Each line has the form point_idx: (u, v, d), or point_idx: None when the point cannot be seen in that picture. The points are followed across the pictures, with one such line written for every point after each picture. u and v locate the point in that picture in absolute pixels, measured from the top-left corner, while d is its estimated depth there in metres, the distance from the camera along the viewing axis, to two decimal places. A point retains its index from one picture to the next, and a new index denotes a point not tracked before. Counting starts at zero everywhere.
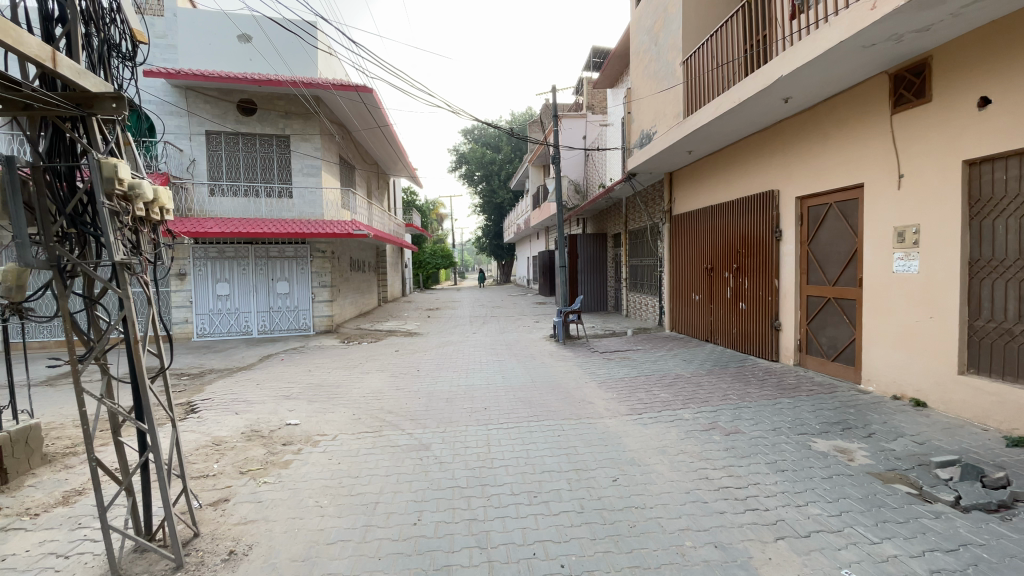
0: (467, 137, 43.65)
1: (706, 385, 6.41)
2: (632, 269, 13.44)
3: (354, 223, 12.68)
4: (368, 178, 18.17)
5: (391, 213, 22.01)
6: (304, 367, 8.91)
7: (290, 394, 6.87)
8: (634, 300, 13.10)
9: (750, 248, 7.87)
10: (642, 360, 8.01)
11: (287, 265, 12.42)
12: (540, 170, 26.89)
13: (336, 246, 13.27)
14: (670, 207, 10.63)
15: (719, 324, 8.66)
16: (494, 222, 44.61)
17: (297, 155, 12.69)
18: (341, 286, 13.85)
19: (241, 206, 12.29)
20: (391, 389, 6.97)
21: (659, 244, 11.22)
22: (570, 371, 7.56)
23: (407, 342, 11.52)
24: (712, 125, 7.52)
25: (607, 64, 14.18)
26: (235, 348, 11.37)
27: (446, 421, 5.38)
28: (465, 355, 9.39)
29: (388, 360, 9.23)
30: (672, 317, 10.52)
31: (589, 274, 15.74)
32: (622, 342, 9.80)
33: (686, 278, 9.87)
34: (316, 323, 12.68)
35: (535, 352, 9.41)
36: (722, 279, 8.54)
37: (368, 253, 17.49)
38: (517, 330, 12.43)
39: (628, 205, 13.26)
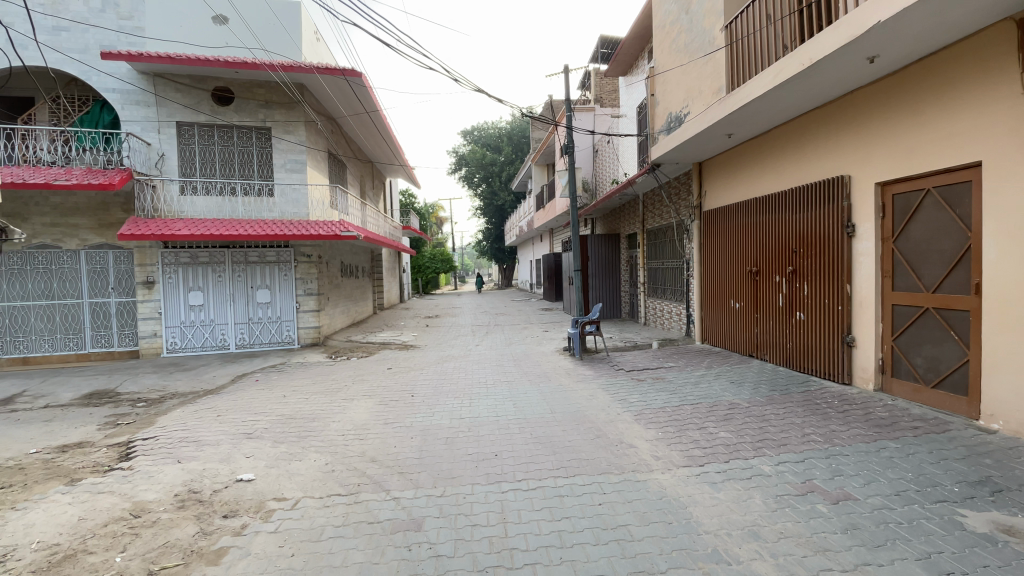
0: (467, 138, 42.37)
1: (775, 420, 5.07)
2: (651, 272, 12.10)
3: (343, 223, 11.18)
4: (361, 177, 16.83)
5: (387, 215, 20.67)
6: (280, 389, 7.57)
7: (254, 430, 5.55)
8: (655, 307, 11.75)
9: (810, 246, 6.55)
10: (683, 382, 6.65)
11: (268, 271, 11.03)
12: (544, 169, 25.52)
13: (323, 250, 11.91)
14: (701, 201, 9.31)
15: (769, 337, 7.34)
16: (495, 225, 43.29)
17: (279, 149, 11.30)
18: (330, 293, 12.50)
19: (215, 206, 10.89)
20: (379, 423, 5.62)
21: (686, 244, 9.91)
22: (598, 397, 6.21)
23: (403, 356, 10.17)
24: (766, 99, 6.22)
25: (621, 48, 12.86)
26: (207, 365, 9.99)
27: (447, 479, 4.03)
28: (471, 372, 8.03)
29: (379, 380, 7.88)
30: (705, 327, 9.21)
31: (602, 279, 14.41)
32: (651, 356, 8.44)
33: (724, 282, 8.54)
34: (301, 335, 11.25)
35: (551, 368, 8.05)
36: (772, 284, 7.22)
37: (362, 256, 16.16)
38: (526, 341, 11.08)
39: (648, 201, 11.92)
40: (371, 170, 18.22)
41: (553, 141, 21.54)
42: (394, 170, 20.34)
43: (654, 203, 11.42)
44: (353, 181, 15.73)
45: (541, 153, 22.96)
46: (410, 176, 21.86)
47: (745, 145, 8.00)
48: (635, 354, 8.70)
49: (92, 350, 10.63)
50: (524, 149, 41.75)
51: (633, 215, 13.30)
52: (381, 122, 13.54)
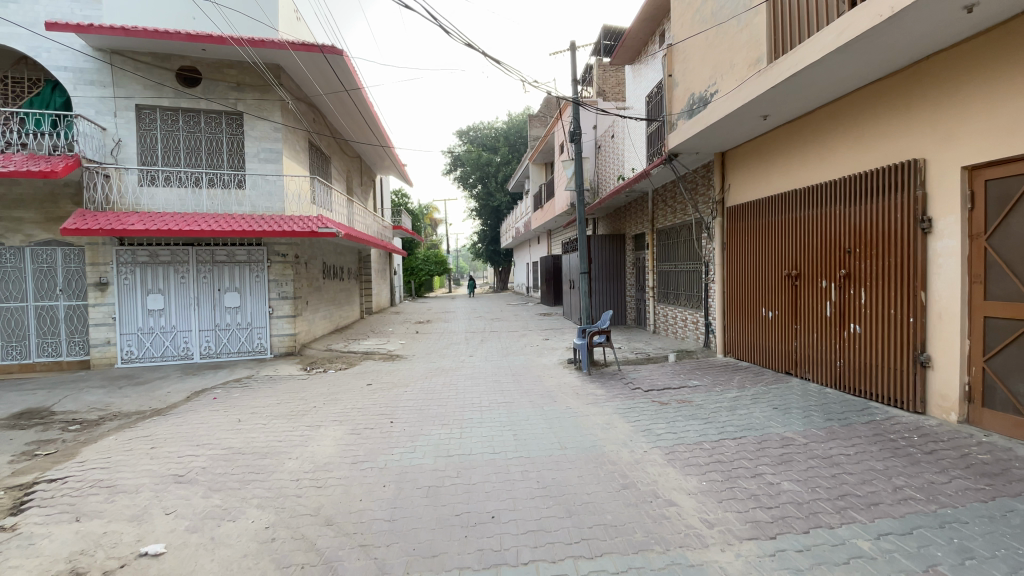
0: (463, 138, 41.32)
1: (849, 464, 3.97)
2: (661, 276, 11.00)
3: (321, 219, 9.74)
4: (346, 172, 15.66)
5: (377, 214, 19.50)
6: (238, 411, 6.42)
7: (189, 473, 4.39)
8: (666, 314, 10.65)
9: (867, 246, 5.47)
10: (717, 408, 5.53)
11: (236, 272, 9.84)
12: (543, 167, 24.41)
13: (301, 250, 10.73)
14: (724, 196, 8.25)
15: (812, 352, 6.27)
16: (490, 226, 42.20)
17: (251, 137, 10.13)
18: (310, 297, 11.33)
19: (177, 198, 9.71)
20: (346, 462, 4.48)
21: (704, 244, 8.84)
22: (618, 427, 5.09)
23: (388, 368, 9.01)
24: (821, 66, 5.15)
25: (630, 31, 11.78)
26: (165, 377, 8.79)
27: (426, 562, 2.89)
28: (464, 389, 6.91)
29: (356, 399, 6.73)
30: (729, 338, 8.13)
31: (606, 282, 13.32)
32: (670, 371, 7.34)
33: (753, 287, 7.47)
34: (274, 344, 10.07)
35: (557, 386, 6.93)
36: (818, 290, 6.15)
37: (347, 257, 14.99)
38: (527, 350, 9.96)
39: (660, 198, 10.85)
40: (359, 165, 17.06)
41: (553, 138, 20.39)
42: (384, 165, 19.16)
43: (667, 199, 10.35)
44: (338, 176, 14.57)
45: (541, 151, 21.84)
46: (402, 173, 20.69)
47: (781, 129, 6.95)
48: (651, 369, 7.58)
49: (37, 360, 9.41)
50: (521, 149, 40.68)
51: (641, 213, 12.20)
52: (366, 108, 12.38)
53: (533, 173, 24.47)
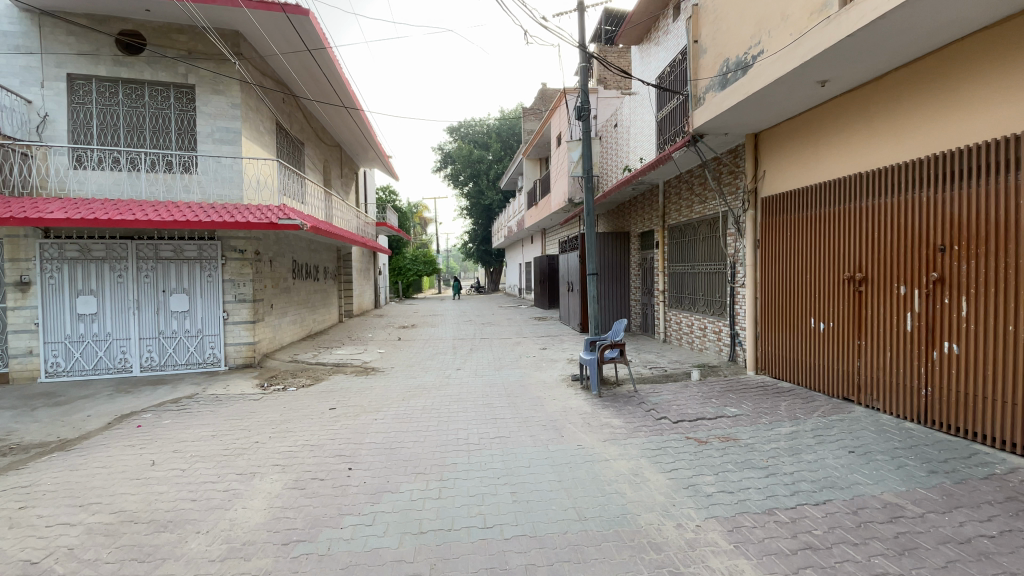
0: (453, 135, 40.02)
1: (1008, 559, 2.70)
2: (673, 279, 9.72)
3: (286, 210, 8.36)
4: (323, 161, 14.23)
5: (360, 209, 18.06)
6: (160, 448, 5.04)
7: (43, 563, 3.01)
8: (678, 322, 9.39)
9: (970, 242, 4.22)
10: (776, 452, 4.24)
11: (184, 271, 8.43)
12: (537, 163, 23.08)
13: (263, 245, 9.32)
14: (757, 185, 6.99)
15: (885, 375, 5.01)
16: (481, 226, 40.84)
17: (203, 113, 8.70)
18: (274, 300, 9.92)
19: (115, 184, 8.27)
20: (273, 542, 3.13)
21: (729, 241, 7.57)
22: (652, 482, 3.79)
23: (359, 383, 7.65)
24: (919, 7, 3.89)
25: (638, 8, 10.49)
26: (92, 395, 7.35)
27: None
28: (448, 416, 5.58)
29: (311, 429, 5.37)
30: (764, 353, 6.87)
31: (608, 285, 12.05)
32: (699, 394, 6.06)
33: (799, 293, 6.21)
34: (229, 354, 8.66)
35: (562, 412, 5.61)
36: (895, 298, 4.89)
37: (324, 255, 13.59)
38: (523, 361, 8.64)
39: (673, 190, 9.58)
40: (339, 156, 15.62)
41: (548, 130, 19.07)
42: (367, 156, 17.71)
43: (684, 190, 9.08)
44: (314, 165, 13.16)
45: (535, 145, 20.53)
46: (388, 166, 19.23)
47: (837, 101, 5.69)
48: (674, 390, 6.29)
49: None
50: (513, 146, 39.35)
51: (649, 208, 10.92)
52: (342, 86, 10.99)
53: (527, 169, 23.13)
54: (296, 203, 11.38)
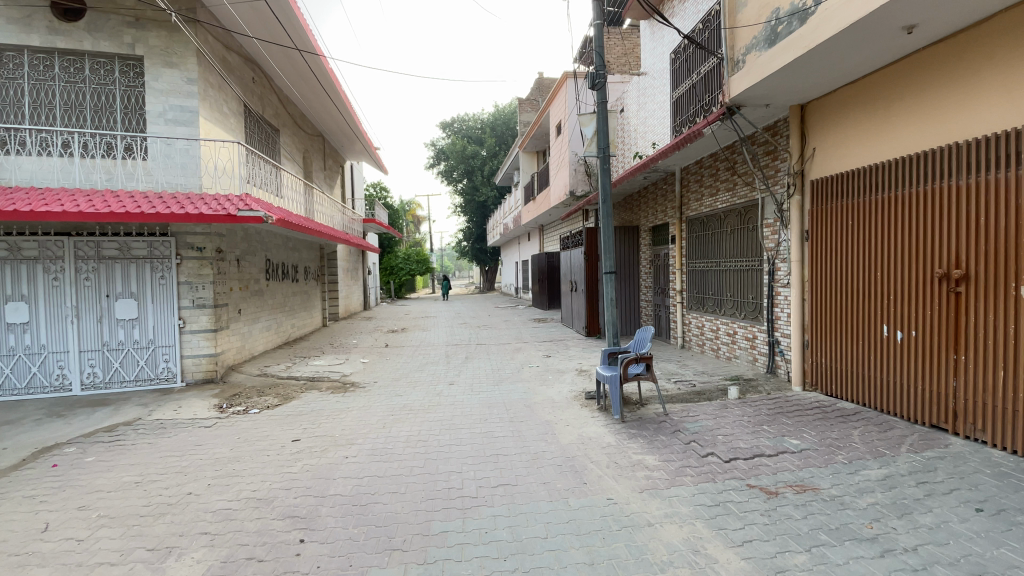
0: (447, 131, 38.84)
1: None
2: (693, 277, 8.61)
3: (246, 199, 7.06)
4: (304, 151, 13.02)
5: (346, 205, 16.83)
6: (63, 505, 3.88)
7: None
8: (699, 327, 8.30)
9: None
10: (876, 513, 3.16)
11: (132, 273, 7.25)
12: (534, 156, 21.90)
13: (226, 243, 8.14)
14: (806, 165, 5.88)
15: (994, 401, 3.91)
16: (476, 223, 39.66)
17: (153, 90, 7.51)
18: (241, 305, 8.74)
19: (50, 172, 7.09)
20: None
21: (766, 233, 6.47)
22: (721, 566, 2.67)
23: (334, 402, 6.50)
24: None
25: None
26: (16, 421, 6.17)
27: None
28: (439, 452, 4.46)
29: (264, 472, 4.22)
30: (817, 365, 5.77)
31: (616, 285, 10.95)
32: (744, 419, 4.95)
33: (866, 294, 5.11)
34: (187, 368, 7.49)
35: (579, 446, 4.50)
36: (1009, 302, 3.78)
37: (304, 254, 12.39)
38: (526, 373, 7.51)
39: (694, 177, 8.46)
40: (322, 147, 14.39)
41: (548, 120, 17.89)
42: (354, 149, 16.49)
43: (708, 176, 7.97)
44: (292, 156, 11.93)
45: (533, 137, 19.39)
46: (376, 159, 18.01)
47: (917, 56, 4.57)
48: (712, 413, 5.19)
49: None
50: (508, 141, 38.13)
51: (662, 197, 9.80)
52: (319, 65, 9.79)
53: (524, 162, 21.93)
54: (268, 195, 10.16)
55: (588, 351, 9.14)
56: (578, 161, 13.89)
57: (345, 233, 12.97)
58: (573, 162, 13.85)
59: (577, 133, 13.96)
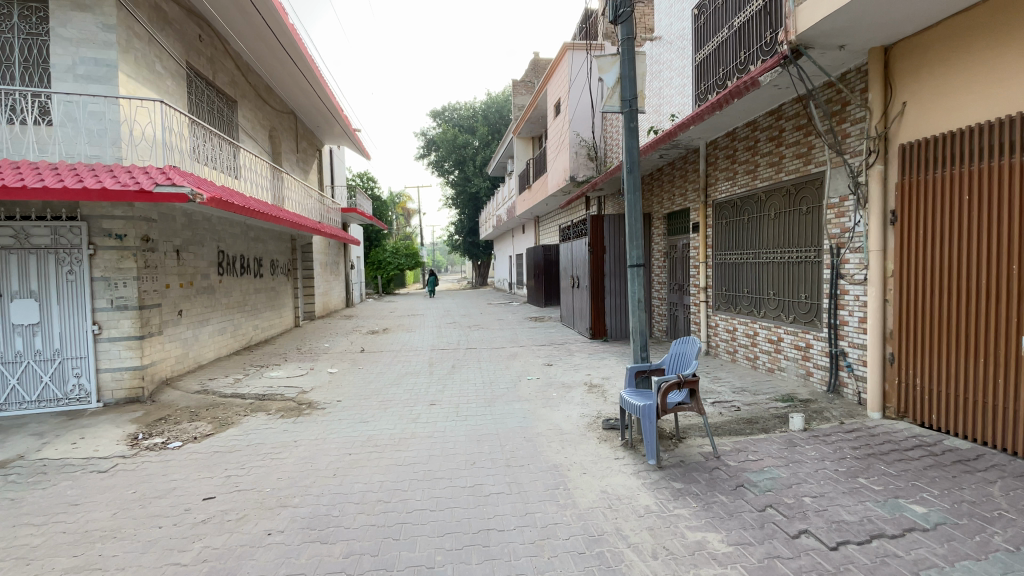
0: (438, 119, 37.29)
1: None
2: (721, 272, 7.25)
3: (168, 171, 5.55)
4: (272, 129, 11.48)
5: (323, 193, 15.28)
6: None
7: None
8: (730, 331, 6.98)
9: None
10: None
11: (32, 266, 5.79)
12: (529, 142, 20.35)
13: (158, 230, 6.67)
14: (892, 124, 4.51)
15: None
16: (468, 216, 38.19)
17: (59, 38, 5.99)
18: (182, 305, 7.29)
19: None
20: None
21: (829, 216, 5.15)
22: None
23: (282, 431, 5.08)
24: None
25: None
26: None
27: None
28: (403, 525, 3.07)
29: (139, 565, 2.81)
30: (904, 387, 4.42)
31: (624, 281, 9.58)
32: (827, 469, 3.60)
33: (987, 294, 3.75)
34: (104, 385, 6.04)
35: (606, 514, 3.12)
36: None
37: (272, 245, 10.88)
38: (524, 389, 6.12)
39: (724, 152, 7.07)
40: (294, 126, 12.83)
41: (544, 101, 16.34)
42: (332, 131, 14.92)
43: (744, 149, 6.60)
44: (253, 133, 10.37)
45: (529, 121, 17.91)
46: (358, 143, 16.46)
47: None
48: (779, 455, 3.84)
49: None
50: (500, 130, 36.52)
51: (682, 178, 8.38)
52: (277, 22, 8.22)
53: (518, 148, 20.39)
54: (217, 176, 8.60)
55: (598, 358, 7.76)
56: (579, 142, 12.43)
57: (317, 222, 11.45)
58: (573, 144, 12.39)
59: (577, 112, 12.48)
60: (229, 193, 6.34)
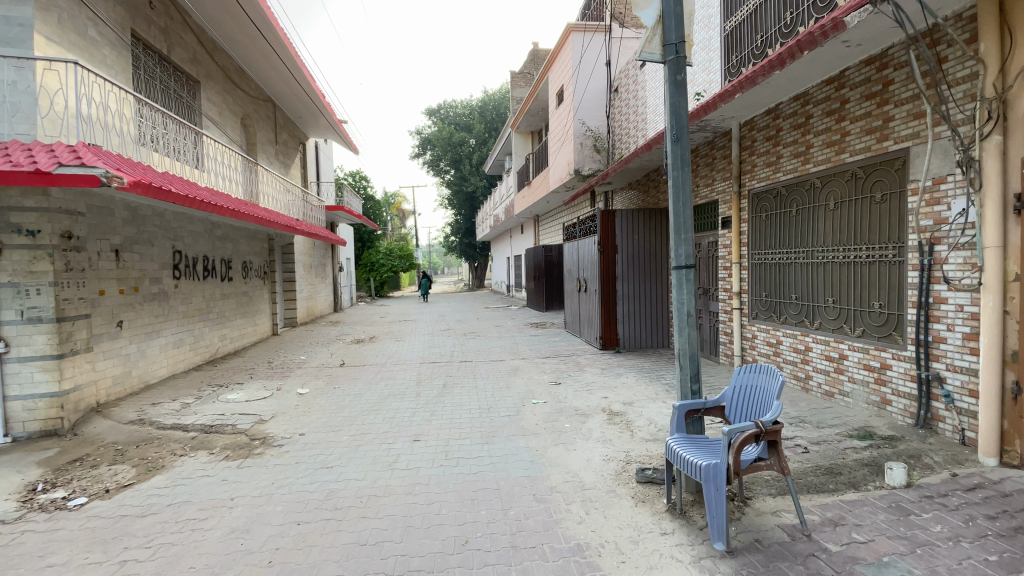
0: (433, 117, 36.17)
1: None
2: (759, 275, 6.16)
3: (79, 150, 4.39)
4: (245, 117, 10.33)
5: (306, 189, 14.13)
6: None
7: None
8: (772, 345, 5.89)
9: None
10: None
11: None
12: (527, 137, 19.23)
13: (85, 225, 5.53)
14: (1016, 83, 3.38)
15: None
16: (465, 216, 37.06)
17: None
18: (122, 315, 6.16)
19: None
20: None
21: (917, 203, 4.07)
22: None
23: (220, 480, 3.95)
24: None
25: None
26: None
27: None
28: None
29: None
30: None
31: (638, 284, 8.45)
32: (974, 561, 2.50)
33: None
34: (12, 416, 4.89)
35: None
36: None
37: (244, 245, 9.72)
38: (529, 417, 5.01)
39: (765, 133, 5.97)
40: (272, 115, 11.68)
41: (544, 92, 15.24)
42: (317, 122, 13.77)
43: (793, 128, 5.49)
44: (221, 120, 9.22)
45: (529, 113, 16.81)
46: (345, 136, 15.32)
47: None
48: (893, 533, 2.74)
49: None
50: (497, 128, 35.42)
51: (710, 167, 7.25)
52: None
53: (516, 144, 19.27)
54: (170, 166, 7.43)
55: (613, 374, 6.66)
56: (584, 133, 11.39)
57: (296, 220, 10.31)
58: (578, 134, 11.34)
59: (582, 99, 11.40)
60: (165, 180, 5.17)
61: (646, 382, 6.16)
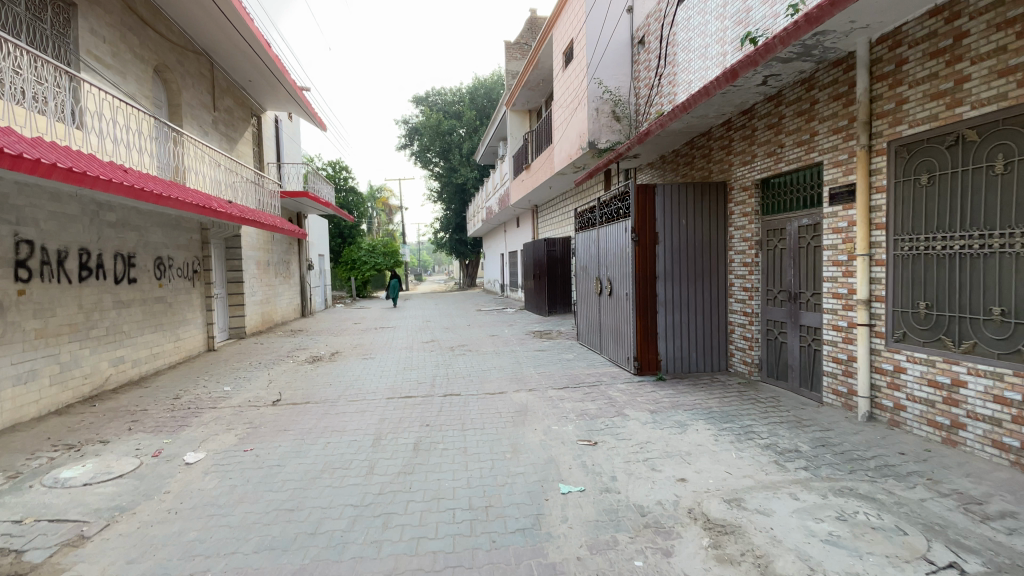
0: (421, 104, 33.71)
1: None
2: (913, 272, 3.91)
3: None
4: (160, 67, 7.87)
5: (261, 172, 11.68)
6: None
7: None
8: (942, 387, 3.67)
9: None
10: None
11: None
12: (525, 116, 16.85)
13: None
14: None
15: None
16: (456, 211, 34.65)
17: None
18: None
19: None
20: None
21: None
22: None
23: None
24: None
25: None
26: None
27: None
28: None
29: None
30: None
31: (686, 286, 6.16)
32: None
33: None
34: None
35: None
36: None
37: (154, 234, 7.30)
38: (564, 536, 2.72)
39: (931, 46, 3.67)
40: (206, 73, 9.22)
41: (546, 58, 12.73)
42: (272, 91, 11.30)
43: (995, 30, 3.29)
44: (114, 65, 6.77)
45: (527, 85, 14.42)
46: (309, 109, 12.84)
47: None
48: None
49: None
50: (489, 115, 33.01)
51: (797, 116, 4.98)
52: None
53: (512, 124, 16.90)
54: (10, 116, 4.84)
55: (674, 423, 4.41)
56: (601, 96, 8.91)
57: (228, 203, 7.86)
58: (594, 97, 8.85)
59: (599, 54, 8.89)
60: None
61: (734, 442, 3.92)
